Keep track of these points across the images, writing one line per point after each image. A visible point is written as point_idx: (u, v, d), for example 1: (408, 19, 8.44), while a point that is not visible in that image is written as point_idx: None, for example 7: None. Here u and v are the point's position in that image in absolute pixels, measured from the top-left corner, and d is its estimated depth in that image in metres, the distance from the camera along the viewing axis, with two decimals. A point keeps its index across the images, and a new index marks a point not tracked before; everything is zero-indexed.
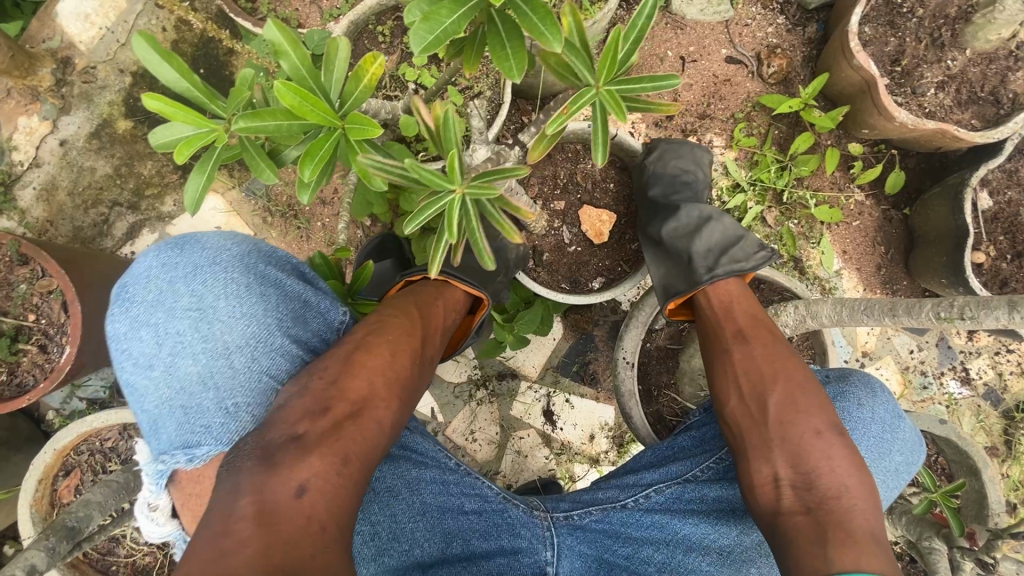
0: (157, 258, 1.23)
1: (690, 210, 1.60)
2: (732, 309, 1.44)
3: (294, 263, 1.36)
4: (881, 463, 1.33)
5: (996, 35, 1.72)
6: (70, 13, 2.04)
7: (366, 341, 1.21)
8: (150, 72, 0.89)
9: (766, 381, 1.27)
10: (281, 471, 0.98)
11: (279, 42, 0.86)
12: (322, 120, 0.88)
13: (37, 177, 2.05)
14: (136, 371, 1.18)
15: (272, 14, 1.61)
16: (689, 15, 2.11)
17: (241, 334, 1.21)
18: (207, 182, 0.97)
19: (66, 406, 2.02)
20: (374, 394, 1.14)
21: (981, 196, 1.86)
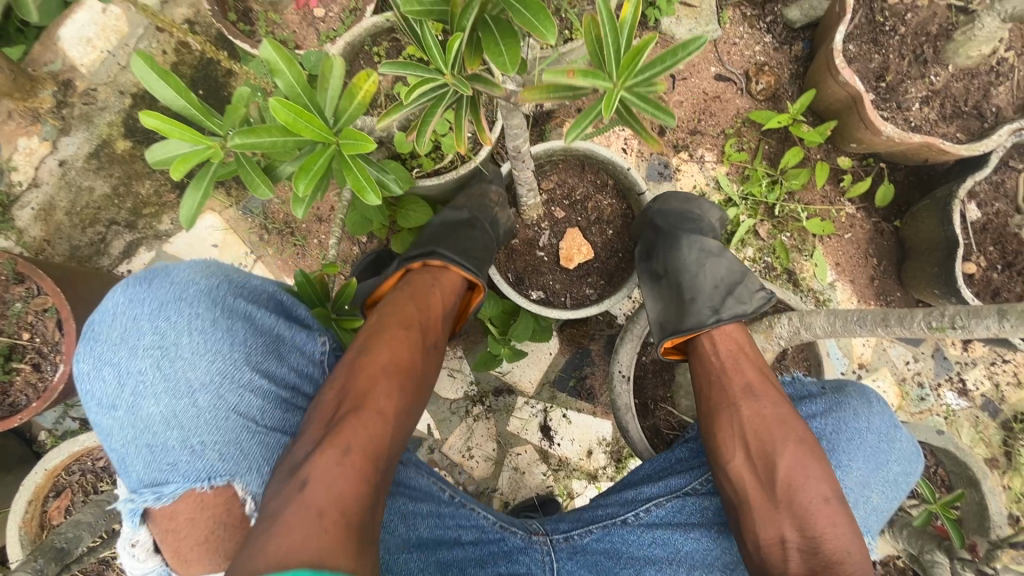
0: (123, 294, 1.16)
1: (692, 246, 1.59)
2: (738, 358, 1.41)
3: (268, 292, 1.33)
4: (879, 473, 1.32)
5: (977, 51, 1.76)
6: (72, 37, 2.09)
7: (364, 348, 1.22)
8: (149, 91, 0.91)
9: (773, 439, 1.25)
10: (296, 472, 1.01)
11: (275, 61, 0.87)
12: (317, 137, 0.88)
13: (35, 197, 2.07)
14: (101, 412, 1.13)
15: (270, 36, 1.65)
16: (678, 35, 2.17)
17: (207, 372, 1.17)
18: (203, 199, 0.97)
19: (59, 427, 2.01)
20: (374, 393, 1.15)
21: (969, 208, 1.87)
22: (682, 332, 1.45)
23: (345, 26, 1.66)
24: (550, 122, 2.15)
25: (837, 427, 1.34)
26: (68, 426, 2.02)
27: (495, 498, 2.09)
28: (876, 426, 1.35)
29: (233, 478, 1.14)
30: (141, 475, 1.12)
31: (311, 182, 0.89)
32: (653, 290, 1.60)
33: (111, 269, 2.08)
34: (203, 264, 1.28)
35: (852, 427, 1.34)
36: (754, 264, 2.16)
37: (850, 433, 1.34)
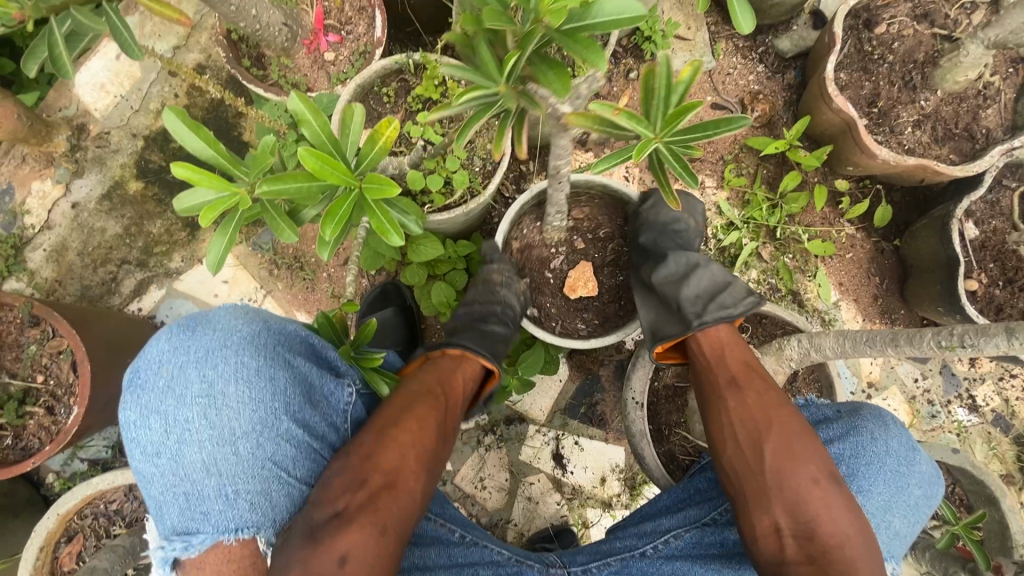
0: (170, 341, 1.18)
1: (678, 258, 1.63)
2: (747, 373, 1.39)
3: (305, 336, 1.31)
4: (900, 498, 1.29)
5: (963, 77, 1.83)
6: (86, 83, 2.14)
7: (396, 416, 1.22)
8: (178, 142, 0.93)
9: (765, 425, 1.26)
10: (327, 539, 1.03)
11: (301, 111, 0.90)
12: (341, 182, 0.91)
13: (47, 239, 2.10)
14: (142, 458, 1.13)
15: (283, 80, 1.70)
16: (674, 67, 2.24)
17: (248, 422, 1.15)
18: (229, 244, 1.00)
19: (67, 468, 1.99)
20: (402, 463, 1.15)
21: (968, 226, 1.91)
22: (670, 338, 1.50)
23: (355, 68, 1.72)
24: (553, 153, 2.21)
25: (855, 451, 1.32)
26: (76, 468, 2.00)
27: (509, 529, 2.07)
28: (892, 447, 1.32)
29: (258, 532, 1.12)
30: (173, 521, 1.12)
31: (336, 227, 0.92)
32: (646, 302, 1.64)
33: (122, 308, 2.10)
34: (241, 308, 1.29)
35: (870, 450, 1.32)
36: (759, 286, 2.19)
37: (870, 457, 1.31)
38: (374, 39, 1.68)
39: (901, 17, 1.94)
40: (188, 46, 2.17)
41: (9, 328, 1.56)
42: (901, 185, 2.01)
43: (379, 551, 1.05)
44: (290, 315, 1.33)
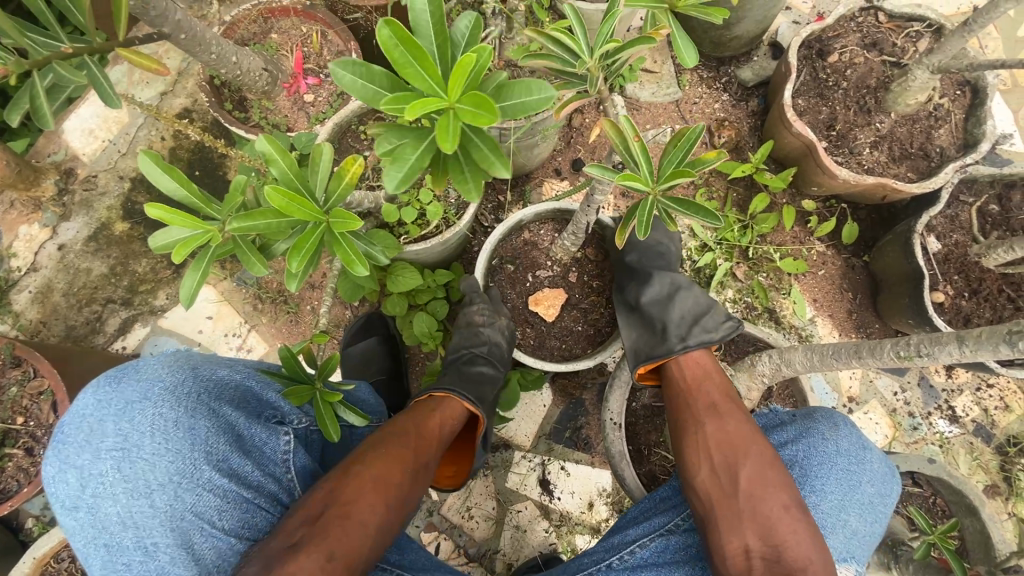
0: (94, 392, 1.15)
1: (662, 279, 1.69)
2: (702, 385, 1.48)
3: (238, 383, 1.32)
4: (854, 498, 1.34)
5: (914, 99, 1.93)
6: (75, 130, 2.22)
7: (363, 456, 1.27)
8: (152, 183, 0.98)
9: (737, 449, 1.29)
10: (278, 568, 1.03)
11: (270, 152, 0.95)
12: (308, 217, 0.96)
13: (33, 281, 2.12)
14: (60, 513, 1.10)
15: (264, 121, 1.78)
16: (643, 98, 2.35)
17: (166, 473, 1.13)
18: (202, 278, 1.03)
19: (47, 512, 1.96)
20: (357, 500, 1.18)
21: (930, 240, 1.98)
22: (654, 359, 1.53)
23: (333, 108, 1.79)
24: (530, 183, 2.28)
25: (808, 452, 1.39)
26: (56, 511, 1.98)
27: (497, 560, 2.04)
28: (841, 444, 1.39)
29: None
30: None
31: (303, 258, 0.96)
32: (628, 320, 1.68)
33: (106, 347, 2.11)
34: (174, 355, 1.26)
35: (821, 448, 1.38)
36: (735, 305, 2.24)
37: (821, 456, 1.38)
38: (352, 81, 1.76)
39: (851, 46, 2.05)
40: (176, 92, 2.26)
41: None
42: (864, 204, 2.08)
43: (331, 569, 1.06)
44: (223, 359, 1.33)
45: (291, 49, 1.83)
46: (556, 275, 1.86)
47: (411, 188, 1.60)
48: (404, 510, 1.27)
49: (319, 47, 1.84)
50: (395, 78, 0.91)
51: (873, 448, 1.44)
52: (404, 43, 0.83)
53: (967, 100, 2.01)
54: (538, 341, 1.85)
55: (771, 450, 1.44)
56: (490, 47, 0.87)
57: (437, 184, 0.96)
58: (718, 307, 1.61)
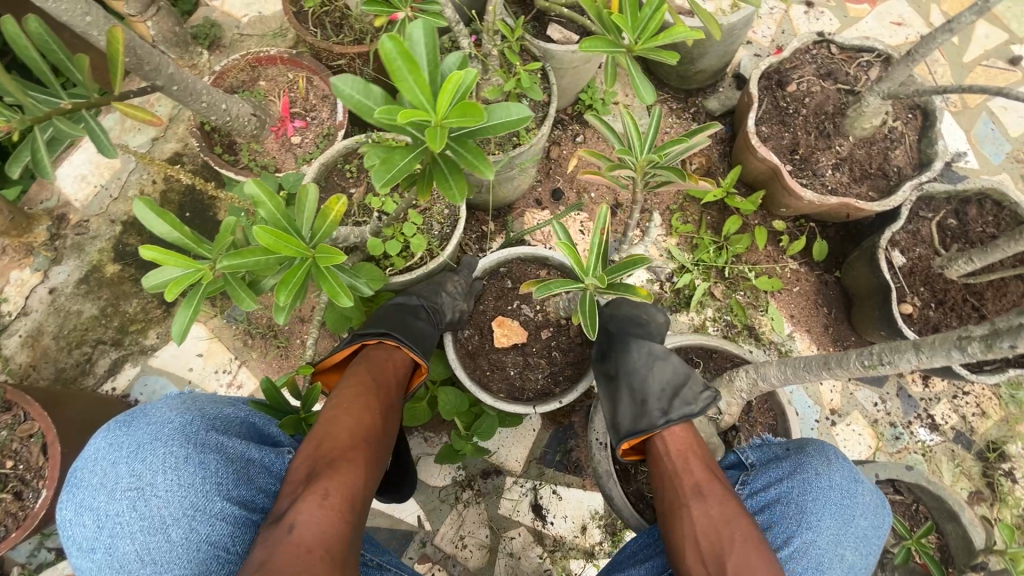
0: (107, 437, 1.21)
1: (642, 349, 1.68)
2: (688, 459, 1.49)
3: (242, 418, 1.38)
4: (849, 530, 1.37)
5: (869, 124, 2.06)
6: (68, 176, 2.28)
7: (334, 411, 1.34)
8: (147, 228, 1.04)
9: (719, 514, 1.34)
10: (281, 519, 1.11)
11: (258, 195, 1.01)
12: (294, 253, 1.02)
13: (23, 325, 2.14)
14: (78, 556, 1.15)
15: (253, 163, 1.85)
16: (617, 129, 2.47)
17: (179, 507, 1.18)
18: (194, 314, 1.08)
19: (33, 559, 1.94)
20: (340, 447, 1.25)
21: (894, 255, 2.07)
22: (637, 435, 1.53)
23: (320, 149, 1.88)
24: (512, 213, 2.37)
25: (802, 488, 1.41)
26: (43, 558, 1.95)
27: None
28: (834, 481, 1.41)
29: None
30: None
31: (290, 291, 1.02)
32: (609, 391, 1.67)
33: (97, 388, 2.12)
34: (179, 399, 1.33)
35: (814, 484, 1.41)
36: (715, 323, 2.31)
37: (814, 491, 1.40)
38: (337, 123, 1.85)
39: (807, 77, 2.19)
40: (168, 138, 2.34)
41: None
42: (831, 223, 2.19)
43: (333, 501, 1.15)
44: (228, 398, 1.41)
45: (279, 95, 1.92)
46: (533, 317, 1.89)
47: (396, 222, 1.66)
48: (381, 451, 1.36)
49: (305, 92, 1.94)
50: (392, 96, 0.95)
51: (864, 476, 1.47)
52: (406, 61, 0.86)
53: (919, 123, 2.15)
54: (520, 384, 1.86)
55: (766, 484, 1.48)
56: (476, 70, 0.91)
57: (424, 193, 1.00)
58: (697, 378, 1.60)
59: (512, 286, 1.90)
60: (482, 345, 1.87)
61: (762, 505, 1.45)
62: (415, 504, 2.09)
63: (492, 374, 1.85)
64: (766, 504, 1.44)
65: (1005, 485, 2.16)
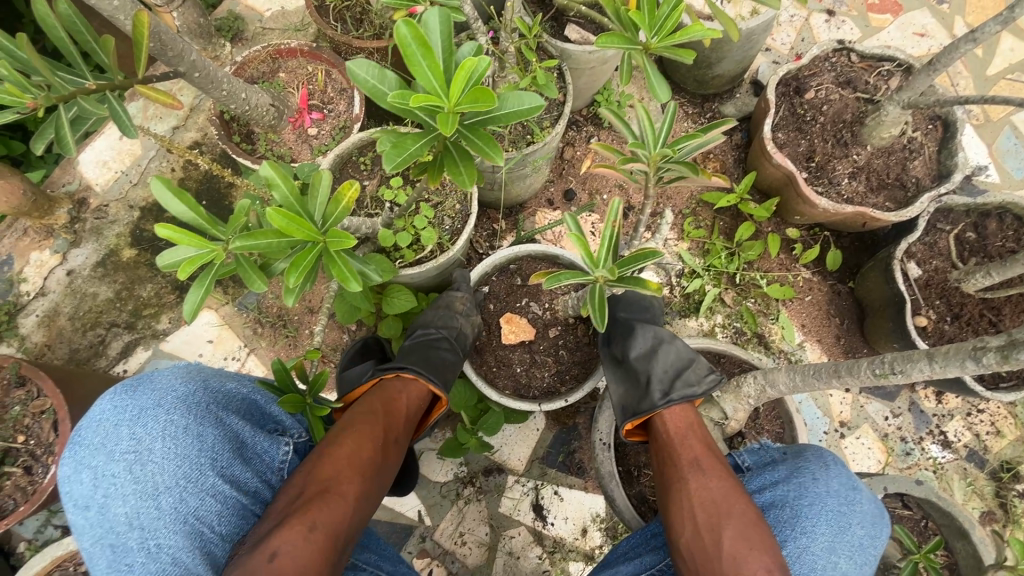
0: (111, 400, 1.22)
1: (645, 332, 1.68)
2: (687, 436, 1.49)
3: (243, 394, 1.40)
4: (843, 538, 1.33)
5: (887, 133, 2.03)
6: (91, 162, 2.33)
7: (338, 434, 1.31)
8: (164, 207, 1.05)
9: (717, 490, 1.33)
10: (265, 545, 1.08)
11: (273, 177, 1.02)
12: (306, 237, 1.03)
13: (41, 305, 2.19)
14: (72, 512, 1.15)
15: (270, 153, 1.88)
16: (632, 132, 2.46)
17: (175, 476, 1.19)
18: (206, 294, 1.09)
19: (40, 535, 1.98)
20: (338, 475, 1.22)
21: (910, 267, 2.04)
22: (638, 416, 1.52)
23: (335, 141, 1.90)
24: (523, 212, 2.37)
25: (799, 492, 1.39)
26: (49, 534, 1.99)
27: None
28: (831, 486, 1.39)
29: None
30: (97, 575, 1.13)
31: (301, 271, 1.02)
32: (613, 374, 1.67)
33: (109, 369, 2.16)
34: (186, 367, 1.34)
35: (809, 487, 1.39)
36: (724, 330, 2.29)
37: (809, 495, 1.38)
38: (353, 116, 1.87)
39: (826, 84, 2.17)
40: (187, 127, 2.38)
41: None
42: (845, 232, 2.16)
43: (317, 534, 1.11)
44: (231, 373, 1.41)
45: (297, 87, 1.95)
46: (541, 315, 1.89)
47: (407, 214, 1.68)
48: (384, 477, 1.34)
49: (323, 85, 1.96)
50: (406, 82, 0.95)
51: (865, 486, 1.44)
52: (420, 46, 0.86)
53: (939, 134, 2.11)
54: (526, 381, 1.86)
55: (761, 488, 1.45)
56: (490, 58, 0.91)
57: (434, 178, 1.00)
58: (700, 361, 1.60)
59: (519, 284, 1.90)
60: (490, 342, 1.89)
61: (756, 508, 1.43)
62: (416, 498, 2.09)
63: (499, 370, 1.86)
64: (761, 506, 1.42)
65: (1018, 506, 2.11)
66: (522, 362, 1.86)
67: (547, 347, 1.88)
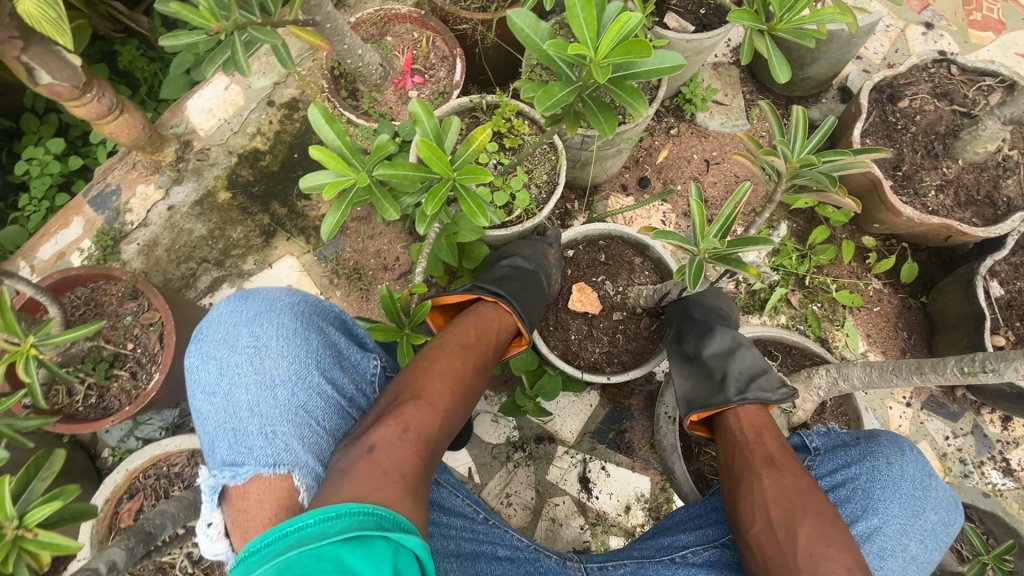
0: (229, 306, 1.37)
1: (725, 335, 1.71)
2: (761, 434, 1.49)
3: (337, 312, 1.50)
4: (917, 520, 1.42)
5: (983, 148, 2.00)
6: (197, 107, 2.49)
7: (428, 355, 1.36)
8: (315, 131, 1.14)
9: (786, 484, 1.34)
10: (363, 439, 1.12)
11: (419, 114, 1.11)
12: (442, 172, 1.12)
13: (142, 235, 2.35)
14: (200, 398, 1.28)
15: (372, 110, 1.98)
16: (712, 127, 2.49)
17: (287, 371, 1.30)
18: (343, 218, 1.20)
19: (123, 444, 2.13)
20: (428, 382, 1.27)
21: (992, 285, 2.00)
22: (709, 409, 1.55)
23: (433, 105, 1.99)
24: (597, 195, 2.42)
25: (871, 475, 1.47)
26: (131, 444, 2.15)
27: None
28: (904, 471, 1.46)
29: (295, 468, 1.20)
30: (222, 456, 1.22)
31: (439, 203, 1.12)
32: (684, 369, 1.70)
33: (197, 301, 2.31)
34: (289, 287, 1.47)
35: (883, 472, 1.47)
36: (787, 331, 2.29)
37: (883, 478, 1.46)
38: (454, 82, 1.96)
39: (922, 94, 2.15)
40: (287, 83, 2.52)
41: (111, 299, 1.76)
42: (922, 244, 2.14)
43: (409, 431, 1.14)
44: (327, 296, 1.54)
45: (402, 51, 2.05)
46: (611, 296, 1.93)
47: (501, 177, 1.76)
48: (467, 398, 1.36)
49: (427, 51, 2.05)
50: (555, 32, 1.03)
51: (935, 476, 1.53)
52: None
53: None
54: (576, 350, 1.90)
55: (833, 469, 1.52)
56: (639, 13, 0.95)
57: (571, 128, 1.11)
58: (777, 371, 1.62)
59: (601, 260, 1.95)
60: (556, 302, 1.93)
61: (827, 486, 1.49)
62: (468, 455, 2.17)
63: (554, 331, 1.90)
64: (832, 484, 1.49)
65: None
66: (579, 333, 1.90)
67: (607, 324, 1.92)
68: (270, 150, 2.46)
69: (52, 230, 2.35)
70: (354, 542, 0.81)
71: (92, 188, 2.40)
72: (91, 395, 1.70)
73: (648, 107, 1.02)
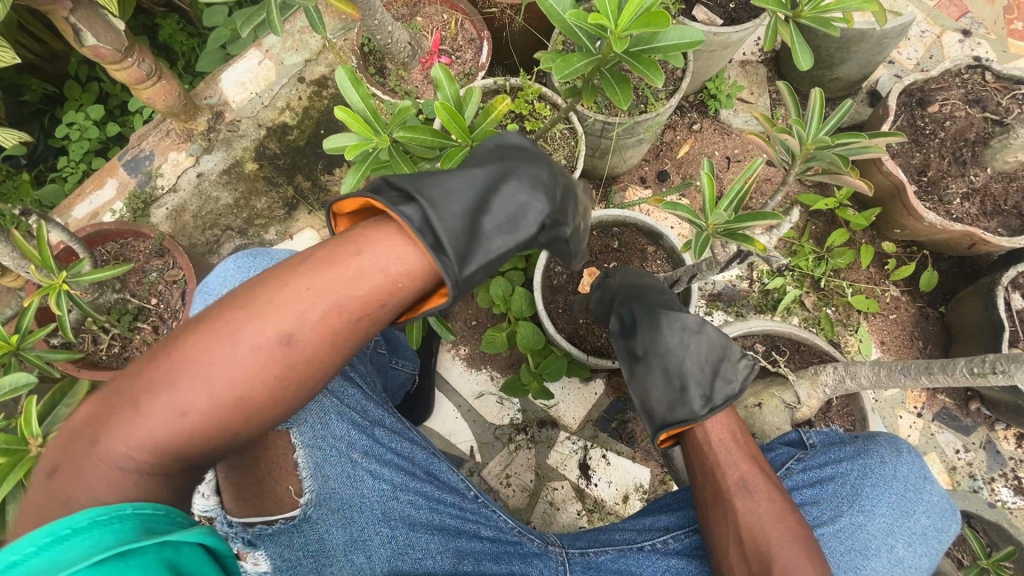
0: (237, 263, 1.39)
1: (671, 327, 1.54)
2: (730, 447, 1.43)
3: None
4: (905, 521, 1.46)
5: (1014, 157, 1.96)
6: (231, 80, 2.57)
7: (293, 276, 0.76)
8: (341, 93, 1.20)
9: (755, 513, 1.32)
10: (135, 401, 0.72)
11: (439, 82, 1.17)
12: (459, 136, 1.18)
13: (171, 200, 2.44)
14: None
15: (399, 88, 2.03)
16: (735, 125, 2.48)
17: None
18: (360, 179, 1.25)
19: None
20: (259, 334, 0.74)
21: (1014, 297, 1.96)
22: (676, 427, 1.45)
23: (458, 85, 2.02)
24: (615, 186, 2.43)
25: (863, 472, 1.49)
26: None
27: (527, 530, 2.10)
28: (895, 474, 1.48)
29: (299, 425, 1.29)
30: None
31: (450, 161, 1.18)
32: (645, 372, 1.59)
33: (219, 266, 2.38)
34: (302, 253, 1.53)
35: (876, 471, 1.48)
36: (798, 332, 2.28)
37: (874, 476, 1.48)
38: (479, 63, 1.99)
39: (953, 100, 2.11)
40: (318, 60, 2.59)
41: (139, 255, 1.84)
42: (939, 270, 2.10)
43: (198, 380, 0.73)
44: None
45: (431, 32, 2.09)
46: None
47: None
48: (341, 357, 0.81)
49: (455, 32, 2.09)
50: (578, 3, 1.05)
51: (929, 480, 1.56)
52: None
53: None
54: (583, 333, 1.92)
55: (823, 463, 1.54)
56: None
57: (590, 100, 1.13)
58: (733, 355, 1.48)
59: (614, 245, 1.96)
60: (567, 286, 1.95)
61: (818, 479, 1.51)
62: (471, 434, 2.20)
63: (563, 313, 1.93)
64: (822, 476, 1.51)
65: None
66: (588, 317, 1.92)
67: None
68: (298, 124, 2.52)
69: (88, 190, 2.45)
70: (113, 560, 0.60)
71: (127, 153, 2.49)
72: (114, 345, 1.77)
73: (664, 80, 1.03)
